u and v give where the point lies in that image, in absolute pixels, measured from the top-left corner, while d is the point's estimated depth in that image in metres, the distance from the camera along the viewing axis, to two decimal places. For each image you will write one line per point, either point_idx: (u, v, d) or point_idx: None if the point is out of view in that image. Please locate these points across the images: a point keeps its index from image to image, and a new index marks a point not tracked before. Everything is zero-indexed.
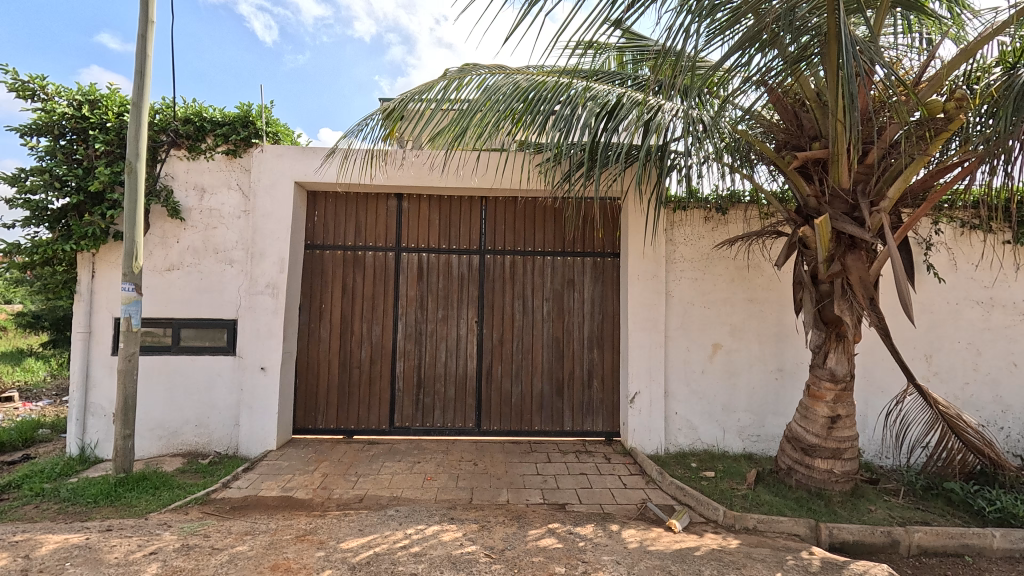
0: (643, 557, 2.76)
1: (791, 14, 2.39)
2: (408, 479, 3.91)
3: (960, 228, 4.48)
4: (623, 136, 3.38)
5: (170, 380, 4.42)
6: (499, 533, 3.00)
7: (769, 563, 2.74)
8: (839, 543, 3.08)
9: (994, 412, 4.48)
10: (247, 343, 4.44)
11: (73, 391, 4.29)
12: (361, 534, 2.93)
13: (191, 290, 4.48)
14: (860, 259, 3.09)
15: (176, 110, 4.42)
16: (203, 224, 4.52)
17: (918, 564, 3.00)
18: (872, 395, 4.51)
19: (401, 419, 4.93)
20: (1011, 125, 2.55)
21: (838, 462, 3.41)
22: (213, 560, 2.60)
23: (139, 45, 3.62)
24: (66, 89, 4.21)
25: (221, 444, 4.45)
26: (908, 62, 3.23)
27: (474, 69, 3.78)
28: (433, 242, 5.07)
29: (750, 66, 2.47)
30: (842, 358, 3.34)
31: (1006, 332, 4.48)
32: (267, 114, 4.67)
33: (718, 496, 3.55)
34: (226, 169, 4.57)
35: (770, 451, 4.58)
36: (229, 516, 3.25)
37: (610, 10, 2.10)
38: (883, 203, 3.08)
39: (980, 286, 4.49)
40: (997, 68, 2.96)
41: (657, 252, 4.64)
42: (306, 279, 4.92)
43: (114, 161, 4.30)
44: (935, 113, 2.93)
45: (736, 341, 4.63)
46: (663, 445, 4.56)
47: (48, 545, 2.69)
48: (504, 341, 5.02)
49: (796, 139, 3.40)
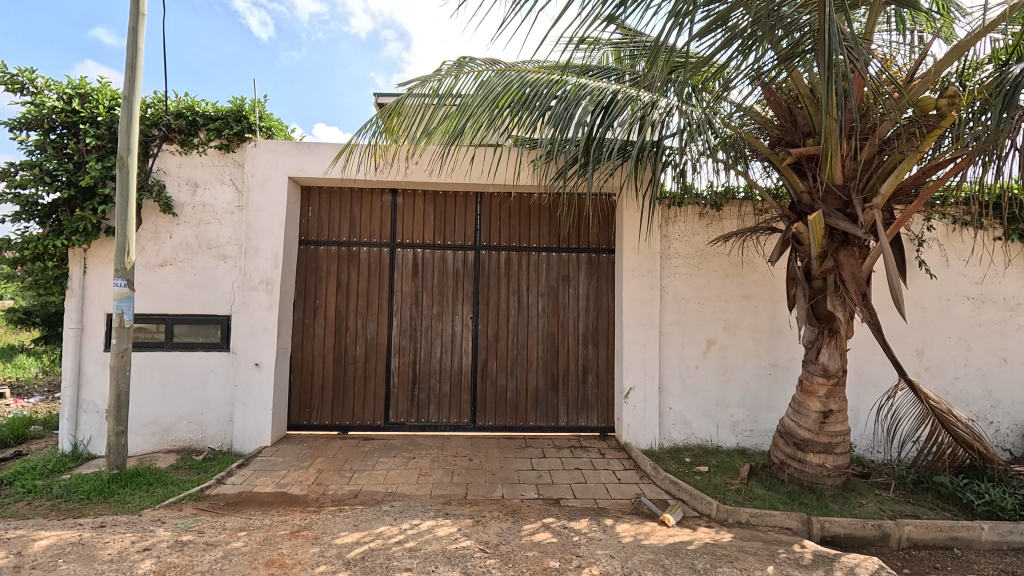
0: (637, 551, 2.78)
1: (783, 10, 2.41)
2: (403, 475, 3.91)
3: (951, 225, 4.53)
4: (618, 131, 3.40)
5: (165, 376, 4.40)
6: (493, 528, 3.02)
7: (761, 556, 2.77)
8: (831, 536, 3.11)
9: (983, 407, 4.53)
10: (240, 339, 4.42)
11: (65, 388, 4.26)
12: (355, 530, 2.94)
13: (184, 286, 4.45)
14: (853, 256, 3.12)
15: (168, 104, 4.37)
16: (197, 220, 4.49)
17: (908, 557, 3.04)
18: (864, 390, 4.54)
19: (397, 415, 4.94)
20: (1003, 122, 2.56)
21: (831, 457, 3.44)
22: (207, 556, 2.59)
23: (131, 38, 3.57)
24: (56, 82, 4.15)
25: (215, 440, 4.45)
26: (901, 58, 3.24)
27: (470, 63, 3.75)
28: (428, 238, 5.05)
29: (744, 61, 2.48)
30: (835, 353, 3.36)
31: (996, 328, 4.53)
32: (261, 109, 4.64)
33: (712, 490, 3.57)
34: (220, 164, 4.54)
35: (764, 445, 4.61)
36: (224, 512, 3.24)
37: (604, 6, 2.09)
38: (876, 199, 3.10)
39: (971, 281, 4.53)
40: (989, 65, 2.98)
41: (652, 248, 4.65)
42: (301, 275, 4.90)
43: (106, 155, 4.26)
44: (927, 111, 2.97)
45: (730, 337, 4.65)
46: (658, 440, 4.58)
47: (41, 542, 2.67)
48: (499, 337, 5.03)
49: (790, 136, 3.41)
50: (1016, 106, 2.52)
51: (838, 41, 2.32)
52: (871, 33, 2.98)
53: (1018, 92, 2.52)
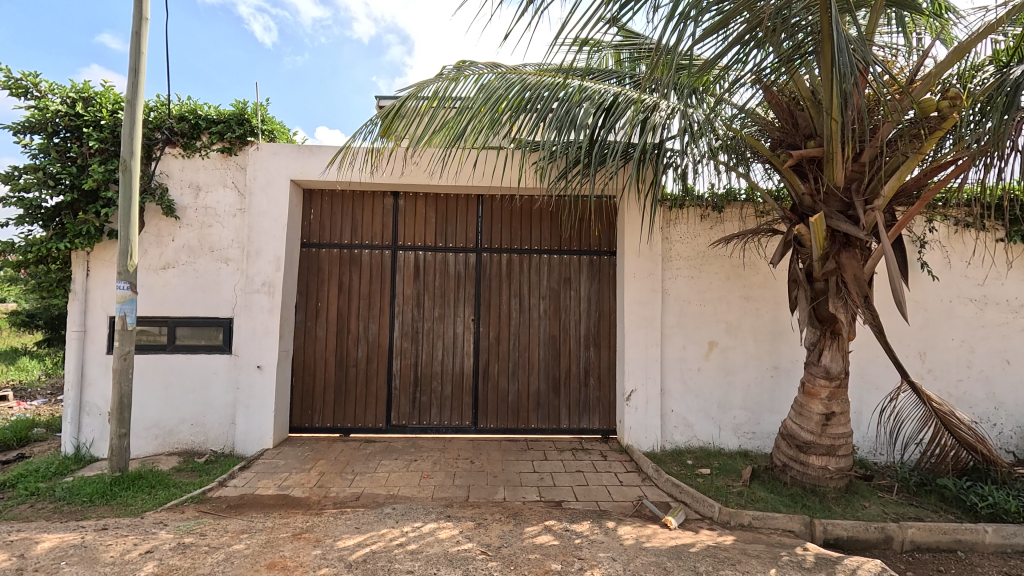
0: (639, 553, 2.77)
1: (787, 9, 2.41)
2: (405, 478, 3.91)
3: (953, 227, 4.52)
4: (620, 134, 3.39)
5: (167, 379, 4.41)
6: (495, 531, 3.02)
7: (764, 559, 2.76)
8: (834, 539, 3.10)
9: (987, 409, 4.51)
10: (242, 342, 4.43)
11: (68, 390, 4.27)
12: (358, 532, 2.94)
13: (186, 289, 4.46)
14: (855, 257, 3.11)
15: (170, 107, 4.39)
16: (199, 222, 4.51)
17: (911, 560, 3.03)
18: (866, 391, 4.53)
19: (399, 417, 4.94)
20: (1004, 124, 2.57)
21: (833, 459, 3.43)
22: (210, 558, 2.60)
23: (134, 42, 3.60)
24: (59, 86, 4.18)
25: (217, 443, 4.45)
26: (902, 60, 3.23)
27: (470, 67, 3.80)
28: (429, 240, 5.06)
29: (745, 64, 2.49)
30: (837, 355, 3.36)
31: (1000, 330, 4.52)
32: (263, 112, 4.66)
33: (714, 493, 3.56)
34: (221, 167, 4.55)
35: (766, 448, 4.60)
36: (226, 514, 3.25)
37: (607, 9, 2.10)
38: (878, 201, 3.10)
39: (974, 283, 4.52)
40: (990, 66, 2.98)
41: (653, 250, 4.66)
42: (303, 277, 4.91)
43: (109, 159, 4.28)
44: (928, 113, 2.98)
45: (731, 338, 4.65)
46: (660, 442, 4.57)
47: (44, 544, 2.68)
48: (500, 339, 5.03)
49: (791, 138, 3.41)
50: (1016, 109, 2.53)
51: None
52: (871, 35, 2.99)
53: (1020, 92, 2.53)
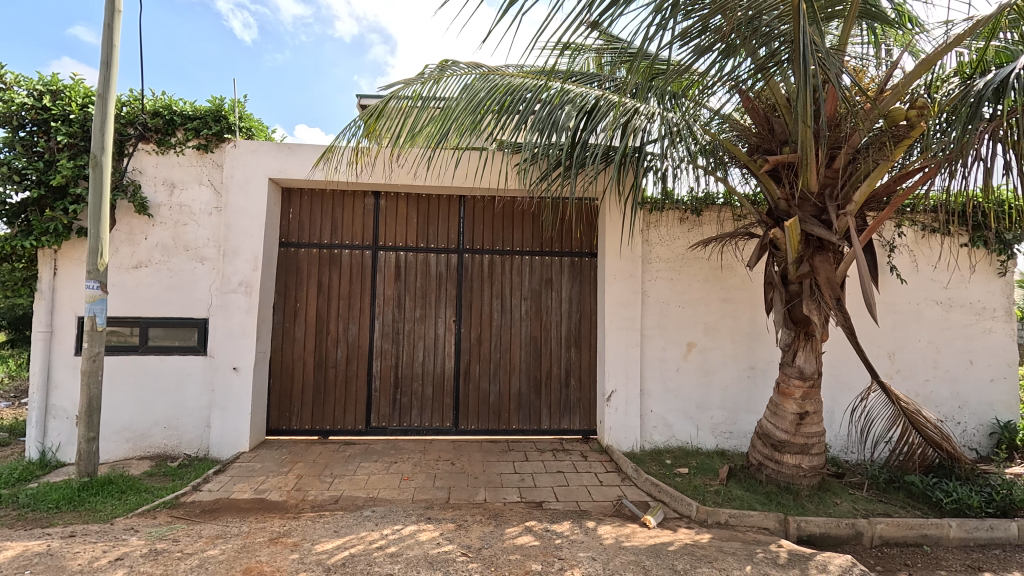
0: (618, 552, 2.80)
1: (759, 19, 2.48)
2: (385, 480, 3.88)
3: (920, 232, 4.66)
4: (601, 136, 3.45)
5: (139, 380, 4.29)
6: (476, 532, 3.01)
7: (740, 556, 2.81)
8: (807, 535, 3.18)
9: (951, 408, 4.68)
10: (218, 342, 4.34)
11: (33, 393, 4.12)
12: (336, 536, 2.90)
13: (160, 288, 4.36)
14: (828, 261, 3.20)
15: (144, 102, 4.28)
16: (173, 221, 4.40)
17: (880, 554, 3.12)
18: (838, 391, 4.65)
19: (379, 419, 4.89)
20: (967, 134, 2.67)
21: (806, 457, 3.52)
22: (182, 565, 2.54)
23: (106, 34, 3.49)
24: (26, 78, 4.04)
25: (191, 446, 4.35)
26: (872, 70, 3.34)
27: (452, 67, 3.80)
28: (411, 241, 5.03)
29: (720, 70, 2.55)
30: (810, 356, 3.44)
31: (964, 331, 4.69)
32: (241, 108, 4.58)
33: (692, 492, 3.62)
34: (197, 164, 4.45)
35: (742, 447, 4.70)
36: (200, 519, 3.17)
37: (589, 12, 2.12)
38: (850, 207, 3.20)
39: (940, 286, 4.69)
40: (955, 77, 3.13)
41: (634, 252, 4.71)
42: (281, 277, 4.84)
43: (79, 154, 4.15)
44: (897, 121, 3.11)
45: (710, 339, 4.73)
46: (639, 442, 4.62)
47: (6, 553, 2.58)
48: (482, 340, 5.02)
49: (767, 144, 3.49)
50: (977, 120, 2.63)
51: (812, 51, 2.38)
52: (844, 45, 3.06)
53: (980, 105, 2.63)
